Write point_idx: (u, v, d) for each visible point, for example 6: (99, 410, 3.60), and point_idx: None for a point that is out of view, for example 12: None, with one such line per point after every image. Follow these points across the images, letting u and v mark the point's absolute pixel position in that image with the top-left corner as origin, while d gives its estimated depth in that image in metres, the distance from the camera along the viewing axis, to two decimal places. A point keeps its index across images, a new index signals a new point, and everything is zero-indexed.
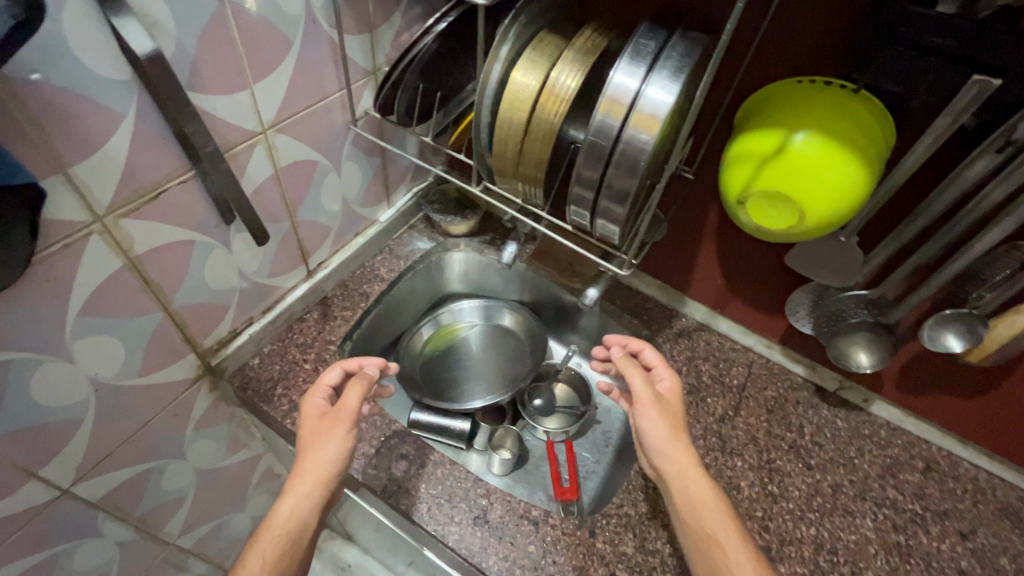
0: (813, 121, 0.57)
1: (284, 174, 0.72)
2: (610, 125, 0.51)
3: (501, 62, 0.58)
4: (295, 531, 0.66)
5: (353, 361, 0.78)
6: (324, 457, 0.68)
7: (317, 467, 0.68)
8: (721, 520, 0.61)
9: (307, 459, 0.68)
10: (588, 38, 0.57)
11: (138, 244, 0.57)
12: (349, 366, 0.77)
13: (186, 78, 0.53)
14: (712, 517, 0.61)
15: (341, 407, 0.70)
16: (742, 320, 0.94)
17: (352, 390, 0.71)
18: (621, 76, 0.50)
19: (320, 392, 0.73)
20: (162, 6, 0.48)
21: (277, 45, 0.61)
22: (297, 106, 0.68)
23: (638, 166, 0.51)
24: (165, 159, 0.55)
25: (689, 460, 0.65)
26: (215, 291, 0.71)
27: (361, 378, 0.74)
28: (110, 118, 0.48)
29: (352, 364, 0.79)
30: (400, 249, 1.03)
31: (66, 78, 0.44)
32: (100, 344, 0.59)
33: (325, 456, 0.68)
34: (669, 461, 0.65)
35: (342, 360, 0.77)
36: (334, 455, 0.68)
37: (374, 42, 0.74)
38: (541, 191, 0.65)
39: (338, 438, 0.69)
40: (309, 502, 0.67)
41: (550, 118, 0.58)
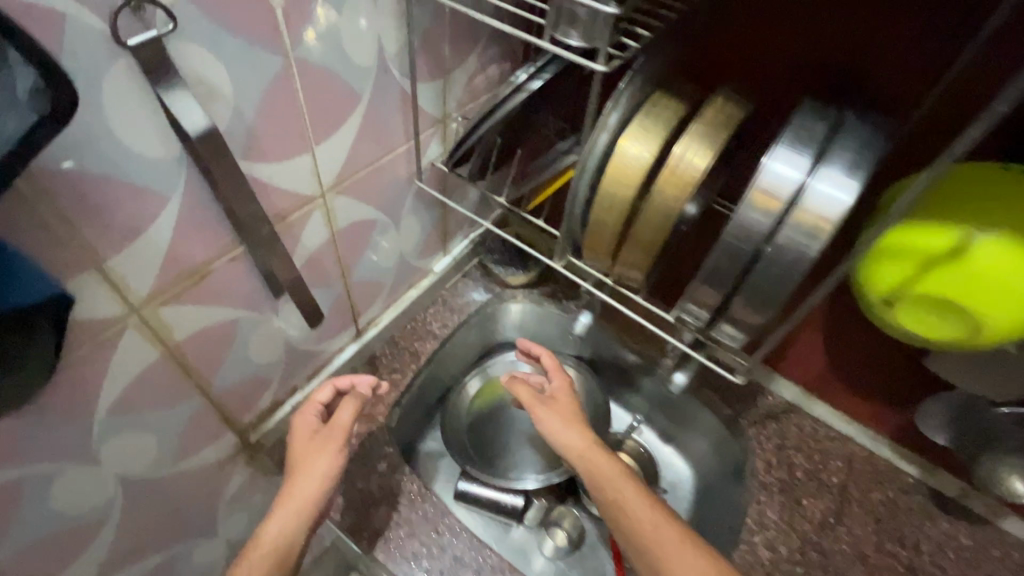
0: (1007, 217, 0.45)
1: (340, 238, 0.63)
2: (758, 222, 0.40)
3: (609, 131, 0.49)
4: (282, 553, 0.59)
5: (345, 378, 0.71)
6: (314, 478, 0.63)
7: (307, 485, 0.62)
8: (646, 509, 0.57)
9: (295, 480, 0.63)
10: (718, 109, 0.46)
11: (177, 331, 0.50)
12: (341, 384, 0.70)
13: (242, 148, 0.45)
14: (638, 507, 0.57)
15: (332, 424, 0.65)
16: (843, 406, 0.82)
17: (344, 410, 0.66)
18: (779, 165, 0.39)
19: (311, 408, 0.67)
20: (218, 69, 0.40)
21: (344, 100, 0.52)
22: (360, 164, 0.59)
23: (791, 277, 0.40)
24: (213, 237, 0.47)
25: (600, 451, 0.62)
26: (258, 364, 0.63)
27: (354, 396, 0.67)
28: (153, 201, 0.41)
29: (344, 381, 0.71)
30: (454, 300, 0.95)
31: (103, 162, 0.36)
32: (132, 440, 0.51)
33: (314, 476, 0.63)
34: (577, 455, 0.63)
35: (334, 376, 0.71)
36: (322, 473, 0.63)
37: (446, 87, 0.65)
38: (641, 277, 0.55)
39: (327, 455, 0.64)
40: (301, 520, 0.61)
41: (667, 202, 0.47)
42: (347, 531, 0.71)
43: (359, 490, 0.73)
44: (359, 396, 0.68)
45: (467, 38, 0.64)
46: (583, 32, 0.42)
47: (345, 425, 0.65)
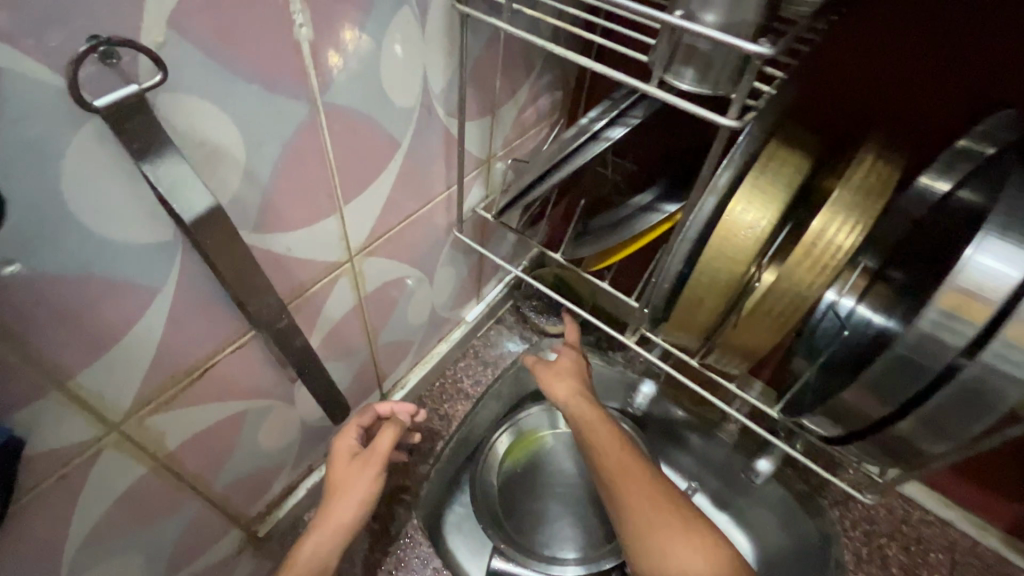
0: None
1: (368, 303, 0.53)
2: (958, 330, 0.30)
3: (716, 194, 0.39)
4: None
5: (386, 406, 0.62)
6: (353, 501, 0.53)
7: (343, 509, 0.53)
8: (630, 468, 0.52)
9: (331, 502, 0.53)
10: (869, 168, 0.35)
11: (169, 440, 0.40)
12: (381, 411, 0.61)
13: (255, 219, 0.35)
14: (622, 465, 0.52)
15: (373, 450, 0.56)
16: (940, 487, 0.71)
17: (384, 438, 0.56)
18: (990, 259, 0.29)
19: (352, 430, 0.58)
20: (224, 126, 0.30)
21: (380, 148, 0.42)
22: (394, 220, 0.50)
23: (999, 408, 0.30)
24: (216, 326, 0.37)
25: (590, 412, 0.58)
26: (268, 452, 0.53)
27: (395, 423, 0.57)
28: (136, 299, 0.31)
29: (383, 409, 0.62)
30: (487, 352, 0.85)
31: (63, 258, 0.26)
32: (112, 569, 0.41)
33: (353, 500, 0.53)
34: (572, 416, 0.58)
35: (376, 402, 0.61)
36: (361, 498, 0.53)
37: (493, 124, 0.55)
38: (744, 366, 0.44)
39: (364, 481, 0.54)
40: (338, 547, 0.52)
41: (797, 287, 0.36)
42: None
43: None
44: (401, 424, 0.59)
45: (520, 68, 0.54)
46: (700, 72, 0.32)
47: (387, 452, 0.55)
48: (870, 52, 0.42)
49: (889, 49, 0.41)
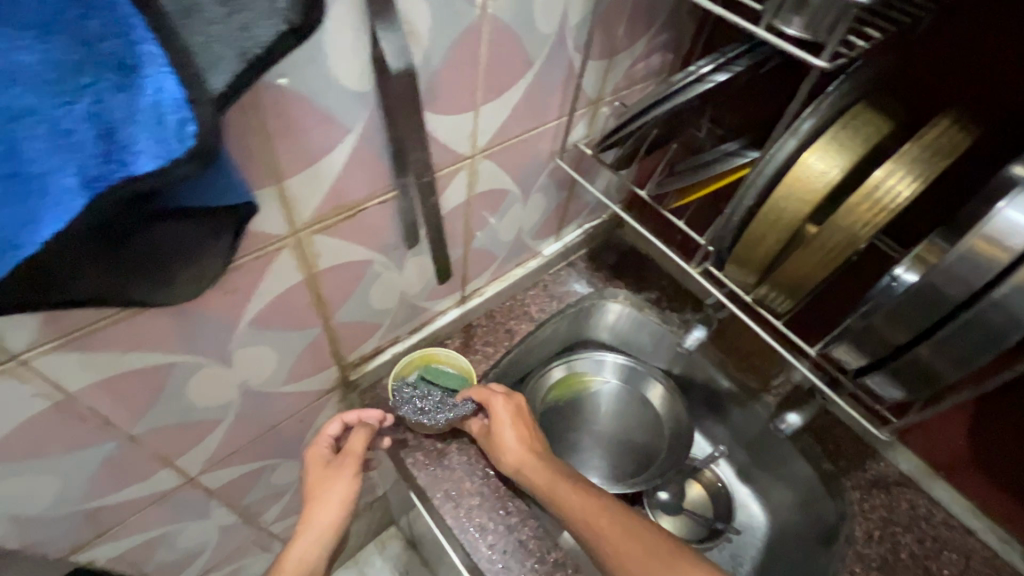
0: None
1: (474, 201, 0.63)
2: (974, 269, 0.35)
3: (797, 138, 0.45)
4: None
5: (354, 413, 0.69)
6: (332, 504, 0.63)
7: (324, 514, 0.63)
8: (593, 512, 0.59)
9: (313, 510, 0.63)
10: (942, 131, 0.41)
11: (320, 261, 0.52)
12: (348, 418, 0.69)
13: (423, 96, 0.46)
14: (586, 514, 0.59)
15: (347, 453, 0.65)
16: (970, 493, 0.73)
17: (354, 440, 0.66)
18: (1016, 212, 0.34)
19: (322, 441, 0.68)
20: (423, 12, 0.40)
21: (518, 63, 0.51)
22: (512, 132, 0.59)
23: (1004, 340, 0.36)
24: (374, 177, 0.48)
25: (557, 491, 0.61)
26: (374, 310, 0.65)
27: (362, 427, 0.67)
28: (337, 132, 0.42)
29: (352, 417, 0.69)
30: (556, 287, 0.93)
31: (309, 87, 0.38)
32: (259, 352, 0.55)
33: (333, 502, 0.63)
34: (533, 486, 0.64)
35: (341, 411, 0.69)
36: (340, 499, 0.63)
37: (609, 69, 0.63)
38: (788, 303, 0.50)
39: (342, 483, 0.64)
40: (322, 548, 0.62)
41: (851, 226, 0.42)
42: (418, 487, 0.70)
43: (434, 453, 0.72)
44: (370, 427, 0.68)
45: (642, 22, 0.61)
46: (807, 22, 0.38)
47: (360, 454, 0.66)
48: (973, 40, 0.46)
49: (991, 39, 0.46)
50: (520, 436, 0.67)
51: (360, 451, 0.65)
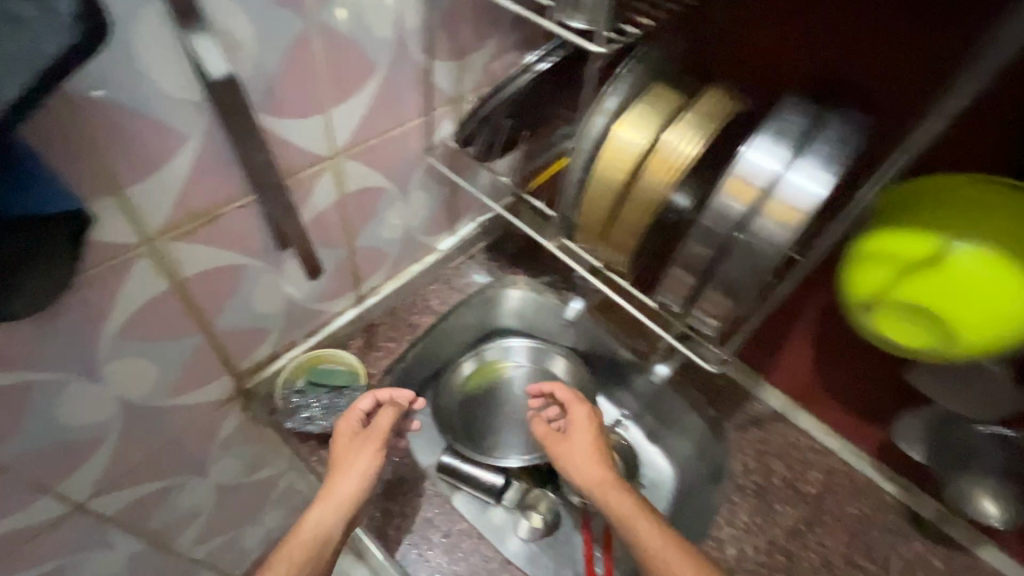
0: (989, 228, 0.46)
1: (347, 201, 0.66)
2: (734, 209, 0.42)
3: (606, 114, 0.51)
4: (320, 543, 0.61)
5: (385, 391, 0.72)
6: (353, 475, 0.65)
7: (344, 485, 0.64)
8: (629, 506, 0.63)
9: (337, 478, 0.65)
10: (716, 99, 0.49)
11: (184, 267, 0.53)
12: (381, 395, 0.72)
13: (260, 101, 0.48)
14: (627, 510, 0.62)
15: (375, 426, 0.68)
16: (826, 418, 0.82)
17: (383, 416, 0.69)
18: (753, 153, 0.41)
19: (354, 414, 0.70)
20: (242, 23, 0.43)
21: (360, 66, 0.55)
22: (372, 132, 0.62)
23: (763, 264, 0.42)
24: (226, 182, 0.50)
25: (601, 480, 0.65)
26: (260, 315, 0.67)
27: (393, 403, 0.70)
28: (173, 141, 0.44)
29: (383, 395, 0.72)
30: (457, 280, 0.98)
31: (130, 98, 0.40)
32: (133, 365, 0.55)
33: (356, 473, 0.65)
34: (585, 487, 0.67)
35: (375, 387, 0.72)
36: (362, 472, 0.65)
37: (463, 68, 0.68)
38: (625, 263, 0.57)
39: (368, 454, 0.66)
40: (337, 516, 0.63)
41: (653, 186, 0.49)
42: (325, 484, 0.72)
43: None
44: (398, 405, 0.71)
45: (487, 24, 0.66)
46: (590, 17, 0.44)
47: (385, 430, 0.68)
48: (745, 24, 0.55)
49: (756, 22, 0.54)
50: (594, 442, 0.70)
51: (388, 428, 0.69)
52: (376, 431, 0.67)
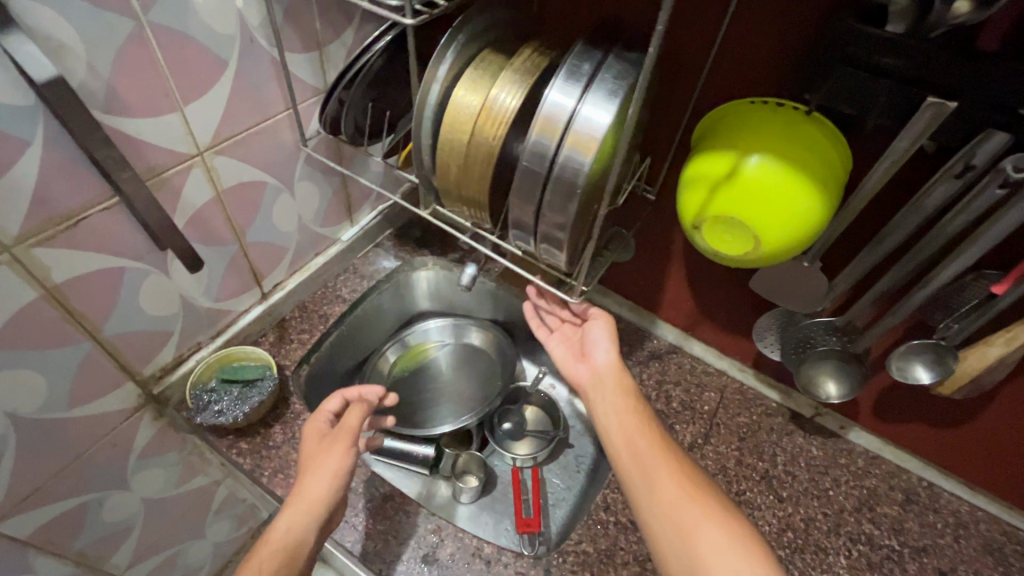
0: (766, 143, 0.54)
1: (225, 198, 0.69)
2: (545, 146, 0.48)
3: (440, 82, 0.56)
4: (292, 549, 0.63)
5: (354, 391, 0.75)
6: (322, 479, 0.65)
7: (313, 489, 0.65)
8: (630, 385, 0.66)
9: (306, 481, 0.65)
10: (529, 56, 0.55)
11: (55, 273, 0.55)
12: (349, 395, 0.75)
13: (102, 103, 0.51)
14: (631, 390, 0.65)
15: (342, 427, 0.68)
16: (715, 343, 0.91)
17: (353, 414, 0.69)
18: (552, 96, 0.47)
19: (321, 416, 0.71)
20: (67, 28, 0.46)
21: (208, 64, 0.58)
22: (237, 127, 0.65)
23: (574, 190, 0.48)
24: (82, 184, 0.53)
25: (612, 365, 0.68)
26: (153, 318, 0.68)
27: (361, 402, 0.71)
28: (13, 145, 0.47)
29: (351, 393, 0.76)
30: (366, 268, 1.01)
31: None
32: (18, 378, 0.56)
33: (325, 476, 0.65)
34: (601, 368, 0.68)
35: (344, 388, 0.75)
36: (331, 473, 0.65)
37: (323, 59, 0.72)
38: (486, 217, 0.62)
39: (337, 456, 0.66)
40: (308, 519, 0.64)
41: (488, 140, 0.55)
42: (247, 474, 0.75)
43: (258, 438, 0.77)
44: (366, 403, 0.72)
45: (338, 14, 0.70)
46: None
47: (356, 428, 0.69)
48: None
49: None
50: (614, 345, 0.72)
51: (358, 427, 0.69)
52: (344, 435, 0.67)
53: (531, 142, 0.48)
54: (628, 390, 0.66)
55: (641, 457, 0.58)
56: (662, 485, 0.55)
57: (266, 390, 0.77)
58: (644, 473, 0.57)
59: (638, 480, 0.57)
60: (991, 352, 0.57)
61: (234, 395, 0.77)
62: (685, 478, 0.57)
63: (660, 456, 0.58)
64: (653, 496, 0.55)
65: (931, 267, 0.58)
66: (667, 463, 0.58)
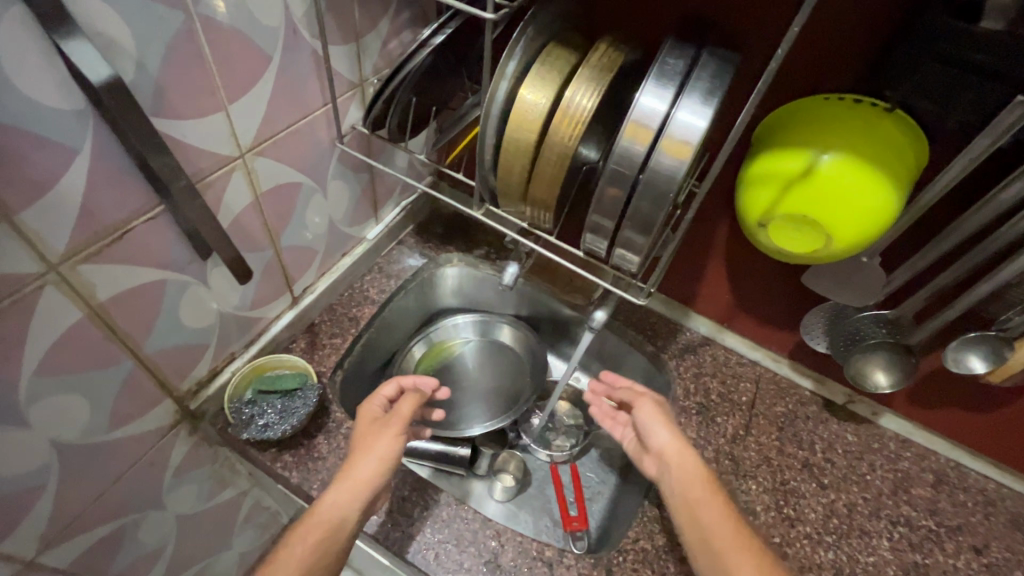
0: (842, 141, 0.53)
1: (263, 201, 0.65)
2: (635, 151, 0.46)
3: (508, 79, 0.53)
4: (333, 526, 0.61)
5: (409, 381, 0.77)
6: (372, 458, 0.65)
7: (364, 467, 0.65)
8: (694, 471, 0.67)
9: (356, 459, 0.65)
10: (604, 52, 0.53)
11: (100, 290, 0.51)
12: (404, 384, 0.77)
13: (150, 105, 0.47)
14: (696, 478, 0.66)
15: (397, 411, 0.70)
16: (749, 334, 0.91)
17: (407, 402, 0.72)
18: (646, 100, 0.45)
19: (375, 401, 0.73)
20: (117, 23, 0.42)
21: (254, 59, 0.54)
22: (277, 126, 0.61)
23: (666, 194, 0.47)
24: (129, 194, 0.49)
25: (675, 447, 0.69)
26: (192, 331, 0.64)
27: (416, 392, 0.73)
28: (62, 155, 0.43)
29: (407, 382, 0.78)
30: (391, 267, 0.98)
31: (5, 114, 0.38)
32: (64, 404, 0.53)
33: (375, 456, 0.65)
34: (662, 453, 0.69)
35: (400, 377, 0.77)
36: (381, 453, 0.66)
37: (360, 51, 0.68)
38: (549, 218, 0.60)
39: (389, 437, 0.66)
40: (354, 497, 0.63)
41: (562, 141, 0.53)
42: (294, 488, 0.72)
43: (302, 449, 0.74)
44: (421, 394, 0.74)
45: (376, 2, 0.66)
46: None
47: (408, 414, 0.70)
48: None
49: None
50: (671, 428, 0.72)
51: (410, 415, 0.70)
52: (399, 415, 0.68)
53: (618, 146, 0.47)
54: (695, 470, 0.67)
55: (716, 554, 0.59)
56: None
57: (310, 401, 0.74)
58: (721, 574, 0.58)
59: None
60: None
61: (279, 408, 0.74)
62: (765, 568, 0.57)
63: (734, 540, 0.60)
64: None
65: (990, 263, 0.59)
66: (742, 560, 0.58)
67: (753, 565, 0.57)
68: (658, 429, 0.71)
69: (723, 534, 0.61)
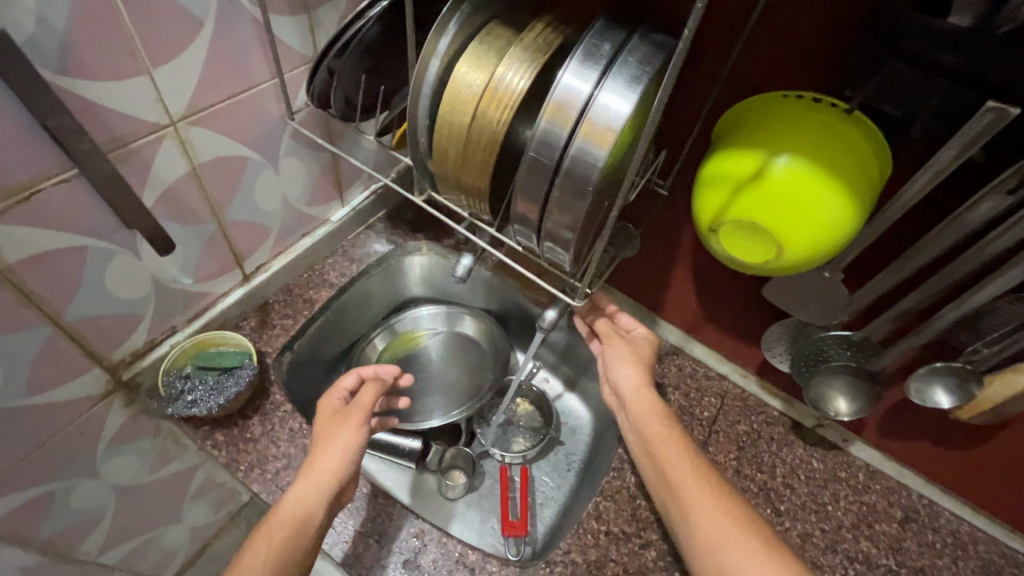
0: (798, 143, 0.49)
1: (201, 172, 0.63)
2: (556, 134, 0.43)
3: (440, 57, 0.50)
4: (300, 522, 0.59)
5: (369, 369, 0.74)
6: (337, 449, 0.63)
7: (327, 460, 0.62)
8: (651, 408, 0.66)
9: (318, 454, 0.62)
10: (540, 33, 0.49)
11: (6, 252, 0.49)
12: (364, 373, 0.73)
13: (55, 63, 0.45)
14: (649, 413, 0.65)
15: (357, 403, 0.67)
16: (717, 347, 0.86)
17: (367, 391, 0.69)
18: (570, 79, 0.42)
19: (336, 394, 0.70)
20: None
21: (182, 24, 0.52)
22: (215, 96, 0.59)
23: (586, 186, 0.43)
24: (34, 154, 0.47)
25: (633, 383, 0.68)
26: (122, 301, 0.63)
27: (377, 380, 0.71)
28: None
29: (367, 371, 0.74)
30: (355, 251, 0.96)
31: None
32: None
33: (339, 449, 0.63)
34: (619, 385, 0.69)
35: (359, 366, 0.74)
36: (344, 445, 0.63)
37: (313, 24, 0.65)
38: (485, 208, 0.57)
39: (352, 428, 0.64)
40: (320, 492, 0.60)
41: (491, 125, 0.49)
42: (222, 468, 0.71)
43: (235, 430, 0.73)
44: (381, 381, 0.72)
45: None
46: None
47: (370, 404, 0.67)
48: None
49: None
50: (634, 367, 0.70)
51: (372, 404, 0.67)
52: (362, 405, 0.65)
53: (540, 130, 0.43)
54: (655, 405, 0.66)
55: (672, 487, 0.60)
56: (694, 521, 0.57)
57: (244, 380, 0.73)
58: (680, 509, 0.58)
59: (677, 517, 0.58)
60: (1020, 380, 0.53)
61: (210, 384, 0.73)
62: (721, 506, 0.57)
63: (691, 477, 0.60)
64: (690, 525, 0.57)
65: (963, 287, 0.54)
66: (699, 498, 0.58)
67: (708, 503, 0.57)
68: (623, 366, 0.69)
69: (679, 470, 0.60)
